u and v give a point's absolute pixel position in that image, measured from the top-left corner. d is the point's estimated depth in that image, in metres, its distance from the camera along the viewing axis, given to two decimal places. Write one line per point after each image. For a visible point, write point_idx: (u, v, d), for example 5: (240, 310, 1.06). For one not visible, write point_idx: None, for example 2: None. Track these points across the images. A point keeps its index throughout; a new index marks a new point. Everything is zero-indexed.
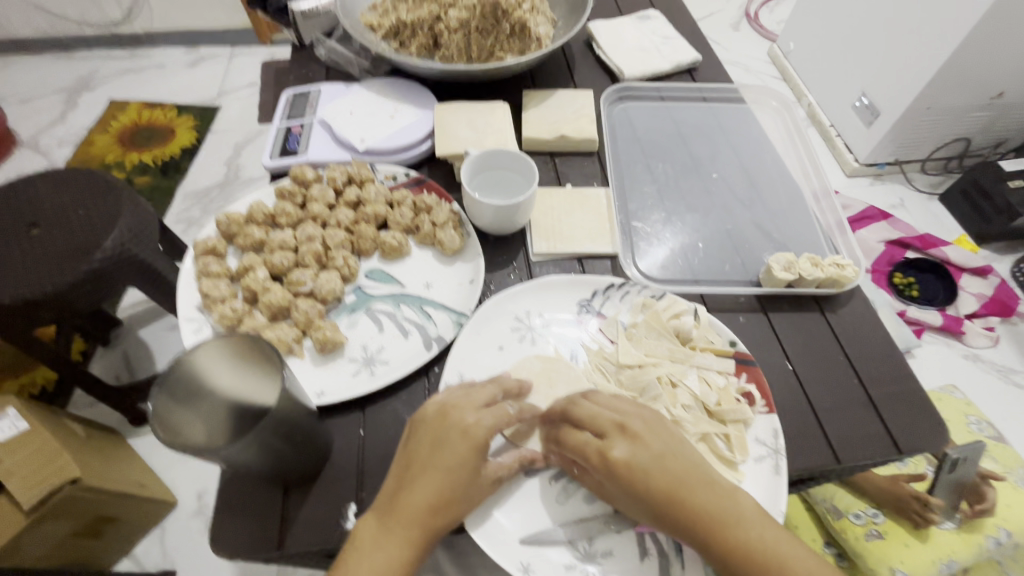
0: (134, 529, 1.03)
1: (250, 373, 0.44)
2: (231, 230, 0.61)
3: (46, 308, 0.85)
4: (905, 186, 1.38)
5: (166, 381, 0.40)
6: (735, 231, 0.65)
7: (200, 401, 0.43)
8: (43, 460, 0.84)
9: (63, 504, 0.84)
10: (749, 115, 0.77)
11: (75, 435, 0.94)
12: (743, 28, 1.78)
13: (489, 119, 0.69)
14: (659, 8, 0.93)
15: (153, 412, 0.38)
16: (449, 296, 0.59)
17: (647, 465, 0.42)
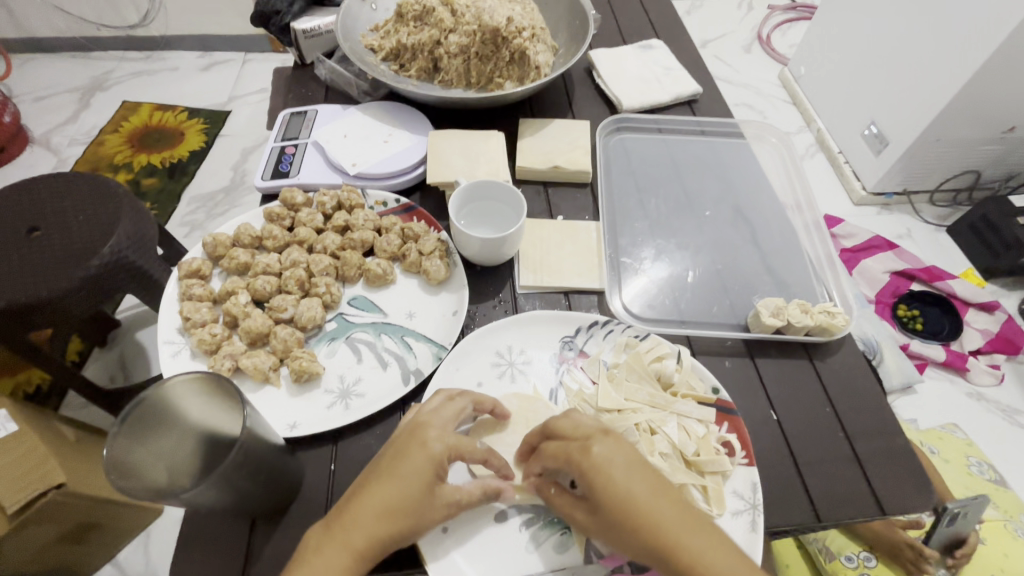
0: (119, 535, 1.02)
1: (218, 406, 0.43)
2: (218, 251, 0.61)
3: (42, 311, 0.86)
4: (913, 216, 1.36)
5: (126, 422, 0.41)
6: (725, 270, 0.64)
7: (166, 437, 0.43)
8: (30, 465, 0.83)
9: (49, 508, 0.83)
10: (746, 152, 0.77)
11: (64, 439, 0.94)
12: (755, 50, 1.77)
13: (483, 147, 0.69)
14: (662, 37, 0.93)
15: (109, 456, 0.39)
16: (432, 328, 0.59)
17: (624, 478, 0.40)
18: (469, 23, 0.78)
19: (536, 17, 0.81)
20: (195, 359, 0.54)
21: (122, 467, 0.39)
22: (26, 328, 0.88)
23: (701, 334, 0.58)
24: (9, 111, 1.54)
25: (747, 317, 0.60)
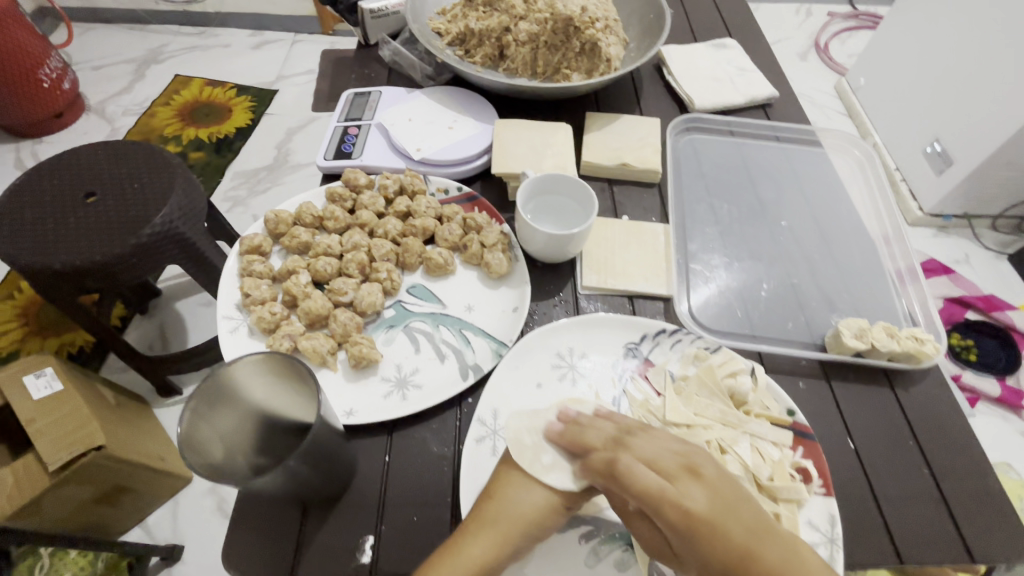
0: (149, 501, 1.02)
1: (287, 391, 0.43)
2: (279, 229, 0.60)
3: (93, 276, 0.86)
4: (973, 242, 1.29)
5: (198, 399, 0.39)
6: (802, 285, 0.60)
7: (232, 414, 0.42)
8: (71, 426, 0.84)
9: (86, 469, 0.84)
10: (824, 161, 0.73)
11: (105, 402, 0.95)
12: (811, 58, 1.70)
13: (551, 139, 0.67)
14: (737, 37, 0.89)
15: (183, 434, 0.37)
16: (491, 323, 0.57)
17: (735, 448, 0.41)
18: (540, 11, 0.76)
19: (610, 9, 0.78)
20: (253, 336, 0.53)
21: (191, 447, 0.38)
22: (78, 290, 0.88)
23: (775, 351, 0.55)
24: (68, 77, 1.52)
25: (824, 336, 0.56)
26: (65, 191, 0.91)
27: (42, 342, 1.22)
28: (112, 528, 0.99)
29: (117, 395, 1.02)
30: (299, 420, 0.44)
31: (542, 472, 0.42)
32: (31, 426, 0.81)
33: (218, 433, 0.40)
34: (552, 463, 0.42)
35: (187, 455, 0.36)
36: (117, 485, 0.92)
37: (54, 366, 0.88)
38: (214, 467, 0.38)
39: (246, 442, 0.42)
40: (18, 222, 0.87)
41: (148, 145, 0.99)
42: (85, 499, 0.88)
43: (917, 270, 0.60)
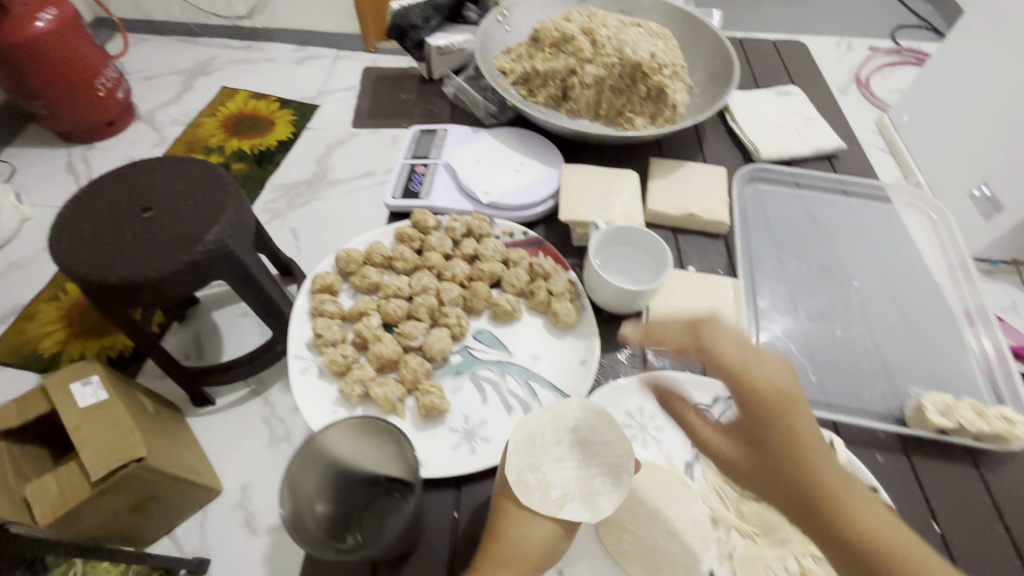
0: (178, 511, 0.90)
1: (376, 449, 0.44)
2: (350, 267, 0.60)
3: (145, 292, 0.78)
4: None
5: (293, 470, 0.39)
6: (878, 351, 0.59)
7: (325, 478, 0.42)
8: (112, 436, 0.76)
9: (127, 482, 0.75)
10: (895, 217, 0.71)
11: (146, 410, 0.87)
12: (851, 92, 1.58)
13: (619, 187, 0.66)
14: (799, 85, 0.88)
15: (284, 510, 0.37)
16: (559, 375, 0.56)
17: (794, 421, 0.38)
18: (608, 55, 0.75)
19: (678, 55, 0.78)
20: (323, 377, 0.53)
21: (291, 519, 0.38)
22: (127, 305, 0.80)
23: (851, 421, 0.53)
24: (122, 87, 1.48)
25: (904, 409, 0.54)
26: (120, 205, 0.83)
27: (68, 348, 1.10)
28: (140, 538, 0.88)
29: (156, 403, 0.93)
30: (381, 472, 0.45)
31: (555, 508, 0.41)
32: (75, 433, 0.74)
33: (307, 497, 0.40)
34: (563, 496, 0.41)
35: (293, 531, 0.37)
36: (153, 496, 0.82)
37: (102, 373, 0.81)
38: (312, 536, 0.39)
39: (329, 497, 0.42)
40: (75, 232, 0.80)
41: (205, 160, 0.92)
42: (126, 508, 0.79)
43: (990, 315, 0.60)
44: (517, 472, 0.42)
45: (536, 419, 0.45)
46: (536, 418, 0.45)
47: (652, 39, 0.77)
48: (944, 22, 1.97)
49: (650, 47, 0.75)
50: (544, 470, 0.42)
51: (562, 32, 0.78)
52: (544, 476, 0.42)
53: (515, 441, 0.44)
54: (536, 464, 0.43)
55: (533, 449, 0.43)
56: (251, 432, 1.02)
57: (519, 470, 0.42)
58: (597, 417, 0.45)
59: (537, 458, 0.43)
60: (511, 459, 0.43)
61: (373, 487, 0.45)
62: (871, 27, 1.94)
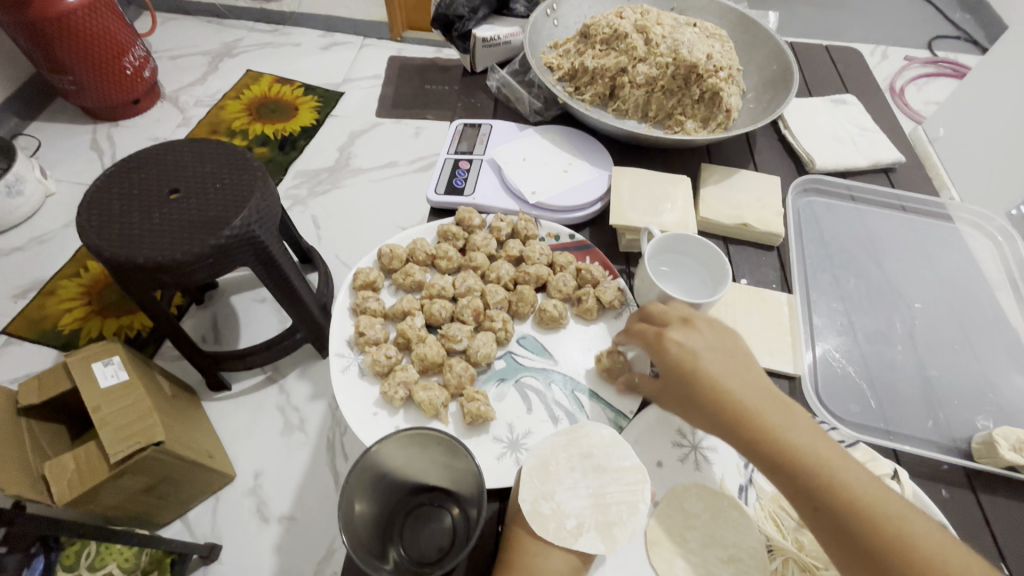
0: (191, 495, 0.89)
1: (430, 460, 0.42)
2: (393, 264, 0.59)
3: (170, 274, 0.76)
4: None
5: (350, 485, 0.37)
6: (941, 378, 0.56)
7: (377, 488, 0.40)
8: (132, 418, 0.74)
9: (144, 465, 0.74)
10: (957, 237, 0.68)
11: (163, 392, 0.85)
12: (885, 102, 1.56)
13: (671, 193, 0.64)
14: (854, 94, 0.85)
15: (344, 528, 0.35)
16: (607, 387, 0.54)
17: (741, 386, 0.43)
18: (662, 55, 0.72)
19: (734, 58, 0.75)
20: (364, 377, 0.52)
21: (351, 537, 0.36)
22: (152, 286, 0.78)
23: (915, 452, 0.51)
24: (150, 66, 1.47)
25: (971, 441, 0.52)
26: (147, 187, 0.81)
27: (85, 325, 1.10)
28: (153, 520, 0.87)
29: (173, 386, 0.92)
30: (429, 480, 0.44)
31: (571, 540, 0.39)
32: (94, 414, 0.72)
33: (361, 510, 0.38)
34: (578, 527, 0.39)
35: (354, 551, 0.35)
36: (168, 479, 0.80)
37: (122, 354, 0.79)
38: (368, 554, 0.37)
39: (378, 507, 0.41)
40: (104, 211, 0.78)
41: (232, 145, 0.90)
42: (141, 490, 0.78)
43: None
44: (531, 502, 0.41)
45: (548, 445, 0.43)
46: (549, 443, 0.43)
47: (708, 39, 0.75)
48: (983, 33, 1.91)
49: (707, 49, 0.72)
50: (558, 499, 0.40)
51: (615, 29, 0.75)
52: (558, 505, 0.40)
53: (528, 467, 0.42)
54: (549, 492, 0.41)
55: (547, 478, 0.41)
56: (265, 421, 1.01)
57: (534, 499, 0.41)
58: (610, 445, 0.43)
59: (552, 486, 0.41)
60: (524, 488, 0.41)
61: (417, 494, 0.44)
62: (907, 36, 1.88)
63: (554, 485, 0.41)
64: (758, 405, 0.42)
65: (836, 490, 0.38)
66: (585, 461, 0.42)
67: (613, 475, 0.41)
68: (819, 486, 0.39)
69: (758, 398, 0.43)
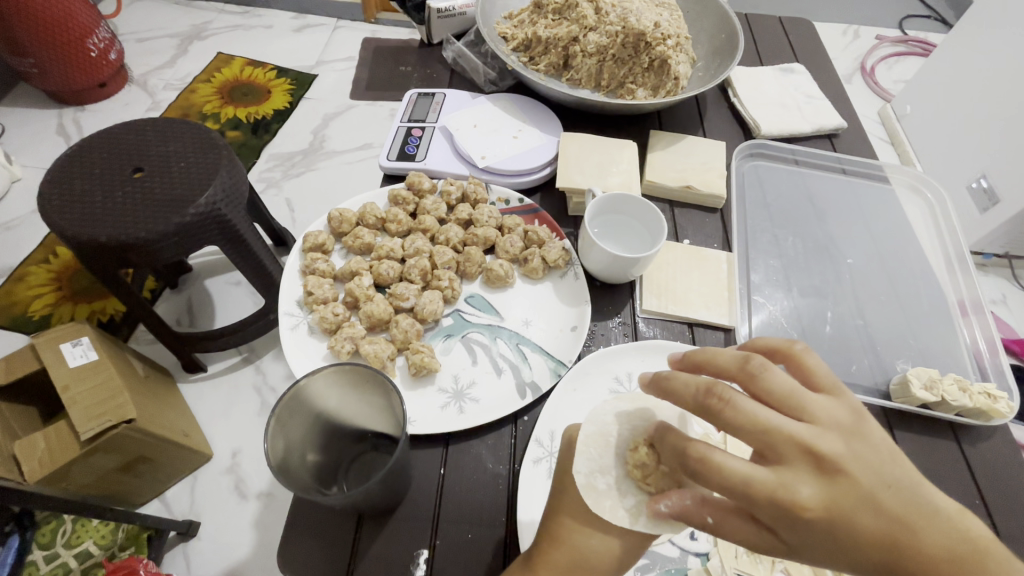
0: (168, 473, 0.89)
1: (365, 403, 0.43)
2: (342, 227, 0.60)
3: (136, 253, 0.75)
4: (1009, 282, 1.17)
5: (280, 415, 0.38)
6: (868, 327, 0.59)
7: (310, 422, 0.42)
8: (101, 397, 0.73)
9: (118, 442, 0.74)
10: (891, 197, 0.71)
11: (135, 372, 0.85)
12: (855, 81, 1.56)
13: (616, 157, 0.66)
14: (804, 63, 0.87)
15: (269, 453, 0.37)
16: (549, 340, 0.56)
17: (852, 503, 0.30)
18: (612, 23, 0.73)
19: (682, 27, 0.76)
20: (313, 335, 0.53)
21: (274, 459, 0.37)
22: (119, 265, 0.77)
23: None
24: (115, 48, 1.44)
25: (890, 383, 0.55)
26: (109, 166, 0.79)
27: (57, 310, 1.09)
28: (129, 499, 0.87)
29: (147, 368, 0.91)
30: (369, 427, 0.46)
31: (632, 520, 0.38)
32: (63, 393, 0.71)
33: (291, 442, 0.40)
34: (638, 507, 0.39)
35: (276, 470, 0.36)
36: (143, 457, 0.81)
37: (92, 335, 0.78)
38: (295, 480, 0.39)
39: (313, 445, 0.42)
40: (66, 191, 0.76)
41: (196, 123, 0.88)
42: (115, 467, 0.78)
43: (983, 306, 0.60)
44: (586, 475, 0.40)
45: (613, 419, 0.43)
46: (613, 414, 0.43)
47: (656, 8, 0.76)
48: (952, 13, 1.93)
49: (655, 17, 0.73)
50: (615, 472, 0.40)
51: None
52: (615, 481, 0.40)
53: (587, 435, 0.42)
54: (607, 467, 0.40)
55: (605, 449, 0.41)
56: (241, 401, 1.01)
57: (589, 471, 0.40)
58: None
59: (609, 460, 0.41)
60: (581, 459, 0.41)
61: (361, 442, 0.46)
62: (879, 15, 1.90)
63: (612, 459, 0.41)
64: (857, 494, 0.30)
65: None
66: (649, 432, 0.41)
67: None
68: None
69: (874, 507, 0.30)
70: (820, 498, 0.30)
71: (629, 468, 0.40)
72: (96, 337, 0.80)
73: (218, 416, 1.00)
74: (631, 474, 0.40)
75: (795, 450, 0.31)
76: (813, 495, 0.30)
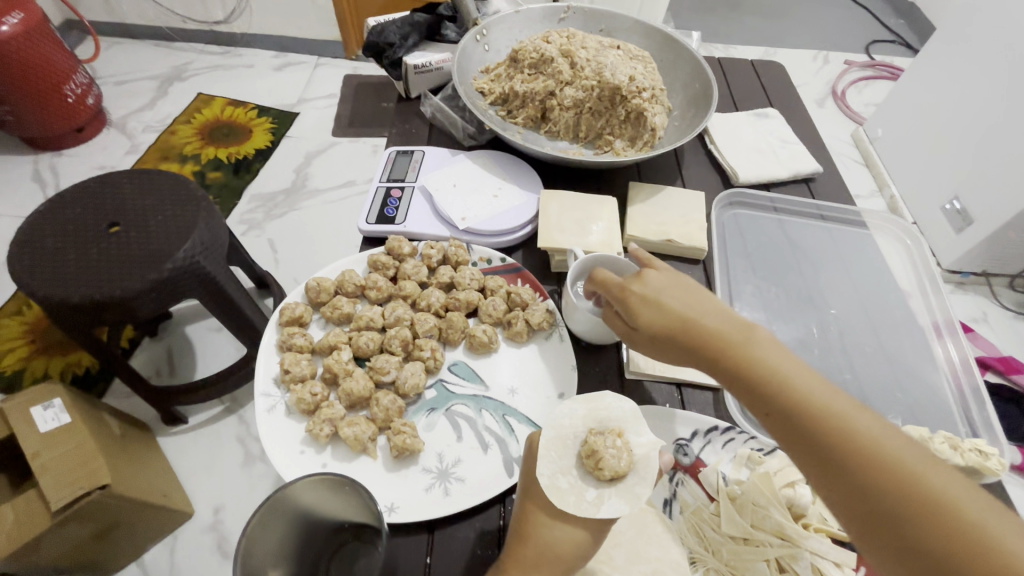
0: (146, 535, 0.83)
1: (341, 501, 0.41)
2: (321, 297, 0.59)
3: (111, 312, 0.71)
4: (988, 300, 1.18)
5: (248, 539, 0.36)
6: (856, 381, 0.59)
7: (283, 532, 0.39)
8: (74, 461, 0.68)
9: (93, 509, 0.68)
10: (870, 243, 0.72)
11: (111, 432, 0.79)
12: (828, 105, 1.59)
13: (596, 213, 0.66)
14: (776, 106, 0.89)
15: None
16: (535, 410, 0.54)
17: (791, 373, 0.35)
18: (588, 78, 0.74)
19: (657, 79, 0.77)
20: (291, 416, 0.52)
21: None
22: (92, 325, 0.73)
23: None
24: (92, 92, 1.43)
25: None
26: (84, 222, 0.76)
27: (29, 362, 1.04)
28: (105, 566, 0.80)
29: (122, 425, 0.85)
30: (348, 519, 0.43)
31: (595, 511, 0.38)
32: (33, 461, 0.66)
33: (263, 560, 0.37)
34: (599, 496, 0.39)
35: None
36: (117, 524, 0.74)
37: (65, 397, 0.73)
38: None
39: (288, 558, 0.40)
40: (36, 249, 0.73)
41: (174, 173, 0.85)
42: (89, 537, 0.72)
43: (957, 327, 0.63)
44: (548, 474, 0.40)
45: (563, 415, 0.43)
46: (566, 413, 0.43)
47: (630, 61, 0.77)
48: (915, 37, 2.00)
49: (630, 71, 0.74)
50: (575, 469, 0.40)
51: (542, 54, 0.77)
52: (574, 475, 0.40)
53: (547, 439, 0.42)
54: (567, 466, 0.40)
55: (564, 450, 0.41)
56: (224, 452, 0.96)
57: (551, 472, 0.40)
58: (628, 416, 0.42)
59: (570, 460, 0.41)
60: (544, 461, 0.40)
61: (339, 532, 0.44)
62: (845, 42, 1.96)
63: (571, 458, 0.41)
64: (852, 415, 0.33)
65: (893, 474, 0.31)
66: (601, 427, 0.42)
67: (633, 439, 0.40)
68: (862, 468, 0.31)
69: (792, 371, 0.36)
70: (740, 338, 0.38)
71: (584, 460, 0.39)
72: (69, 397, 0.75)
73: (199, 471, 0.94)
74: (586, 466, 0.39)
75: (711, 334, 0.39)
76: (727, 327, 0.39)
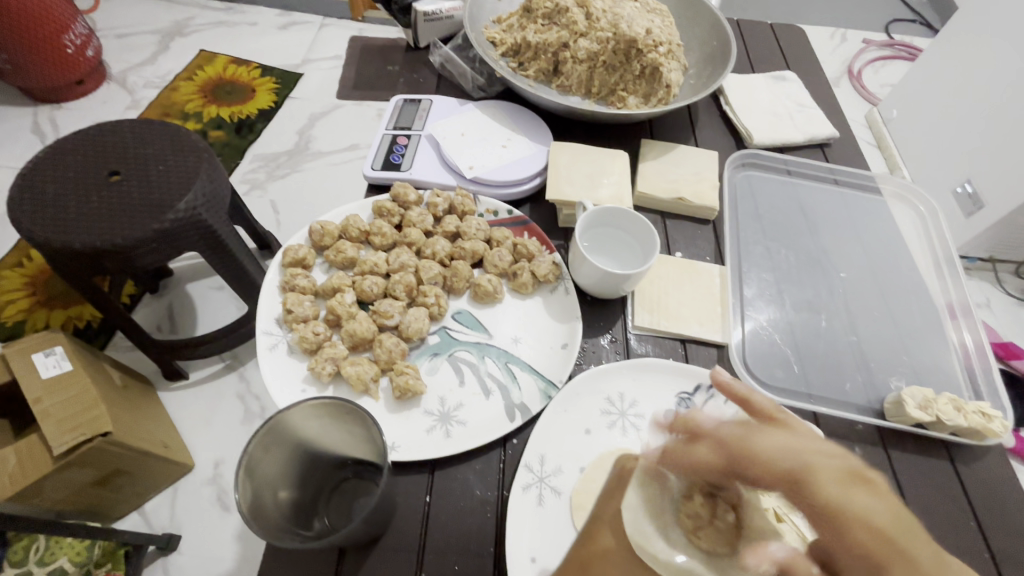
0: (148, 485, 0.82)
1: (345, 431, 0.41)
2: (324, 241, 0.58)
3: (112, 259, 0.69)
4: (994, 287, 1.17)
5: (250, 454, 0.36)
6: (861, 343, 0.59)
7: (287, 453, 0.40)
8: (77, 407, 0.67)
9: (98, 456, 0.68)
10: (884, 210, 0.71)
11: (112, 384, 0.77)
12: (842, 85, 1.54)
13: (608, 168, 0.64)
14: (795, 71, 0.86)
15: (239, 499, 0.34)
16: (539, 358, 0.54)
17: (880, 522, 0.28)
18: (603, 29, 0.72)
19: (673, 33, 0.75)
20: (293, 355, 0.51)
21: (245, 504, 0.35)
22: (93, 273, 0.71)
23: (831, 412, 0.53)
24: (92, 44, 1.38)
25: (884, 402, 0.54)
26: (81, 168, 0.73)
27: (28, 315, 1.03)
28: (106, 512, 0.79)
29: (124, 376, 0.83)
30: (351, 455, 0.43)
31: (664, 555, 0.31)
32: (34, 406, 0.64)
33: (261, 479, 0.37)
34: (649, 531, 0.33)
35: (247, 518, 0.34)
36: (121, 470, 0.74)
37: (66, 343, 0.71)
38: (269, 524, 0.36)
39: (288, 482, 0.40)
40: (36, 196, 0.70)
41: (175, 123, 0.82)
42: (92, 483, 0.71)
43: (972, 311, 0.61)
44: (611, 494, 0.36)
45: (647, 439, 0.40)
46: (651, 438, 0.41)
47: (648, 14, 0.74)
48: (936, 18, 1.94)
49: (647, 23, 0.72)
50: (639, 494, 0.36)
51: (556, 3, 0.74)
52: None
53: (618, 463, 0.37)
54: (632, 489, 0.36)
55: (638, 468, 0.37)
56: (226, 407, 0.94)
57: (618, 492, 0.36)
58: None
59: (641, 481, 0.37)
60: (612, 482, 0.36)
61: (340, 469, 0.44)
62: (867, 21, 1.89)
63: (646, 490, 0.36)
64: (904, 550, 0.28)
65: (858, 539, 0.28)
66: None
67: None
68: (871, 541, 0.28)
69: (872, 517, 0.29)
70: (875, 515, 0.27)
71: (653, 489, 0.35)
72: (71, 346, 0.73)
73: (202, 424, 0.92)
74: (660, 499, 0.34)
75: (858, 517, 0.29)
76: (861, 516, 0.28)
